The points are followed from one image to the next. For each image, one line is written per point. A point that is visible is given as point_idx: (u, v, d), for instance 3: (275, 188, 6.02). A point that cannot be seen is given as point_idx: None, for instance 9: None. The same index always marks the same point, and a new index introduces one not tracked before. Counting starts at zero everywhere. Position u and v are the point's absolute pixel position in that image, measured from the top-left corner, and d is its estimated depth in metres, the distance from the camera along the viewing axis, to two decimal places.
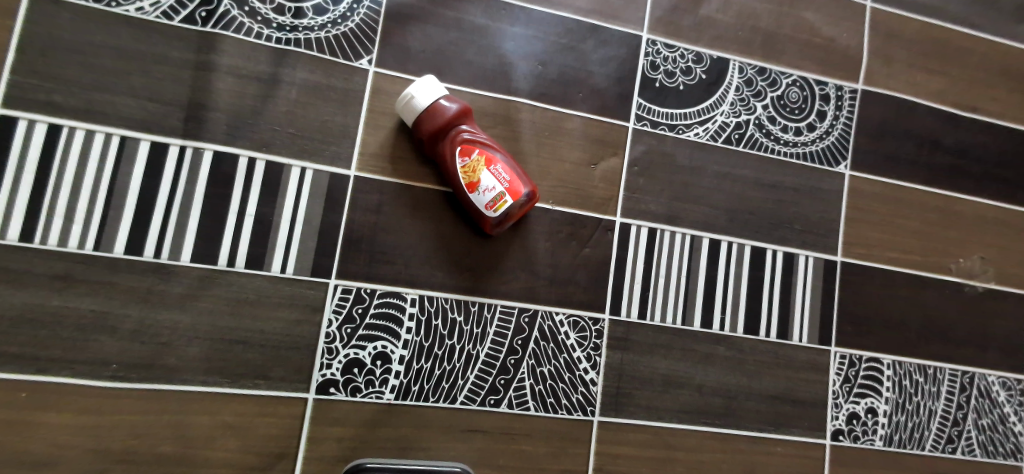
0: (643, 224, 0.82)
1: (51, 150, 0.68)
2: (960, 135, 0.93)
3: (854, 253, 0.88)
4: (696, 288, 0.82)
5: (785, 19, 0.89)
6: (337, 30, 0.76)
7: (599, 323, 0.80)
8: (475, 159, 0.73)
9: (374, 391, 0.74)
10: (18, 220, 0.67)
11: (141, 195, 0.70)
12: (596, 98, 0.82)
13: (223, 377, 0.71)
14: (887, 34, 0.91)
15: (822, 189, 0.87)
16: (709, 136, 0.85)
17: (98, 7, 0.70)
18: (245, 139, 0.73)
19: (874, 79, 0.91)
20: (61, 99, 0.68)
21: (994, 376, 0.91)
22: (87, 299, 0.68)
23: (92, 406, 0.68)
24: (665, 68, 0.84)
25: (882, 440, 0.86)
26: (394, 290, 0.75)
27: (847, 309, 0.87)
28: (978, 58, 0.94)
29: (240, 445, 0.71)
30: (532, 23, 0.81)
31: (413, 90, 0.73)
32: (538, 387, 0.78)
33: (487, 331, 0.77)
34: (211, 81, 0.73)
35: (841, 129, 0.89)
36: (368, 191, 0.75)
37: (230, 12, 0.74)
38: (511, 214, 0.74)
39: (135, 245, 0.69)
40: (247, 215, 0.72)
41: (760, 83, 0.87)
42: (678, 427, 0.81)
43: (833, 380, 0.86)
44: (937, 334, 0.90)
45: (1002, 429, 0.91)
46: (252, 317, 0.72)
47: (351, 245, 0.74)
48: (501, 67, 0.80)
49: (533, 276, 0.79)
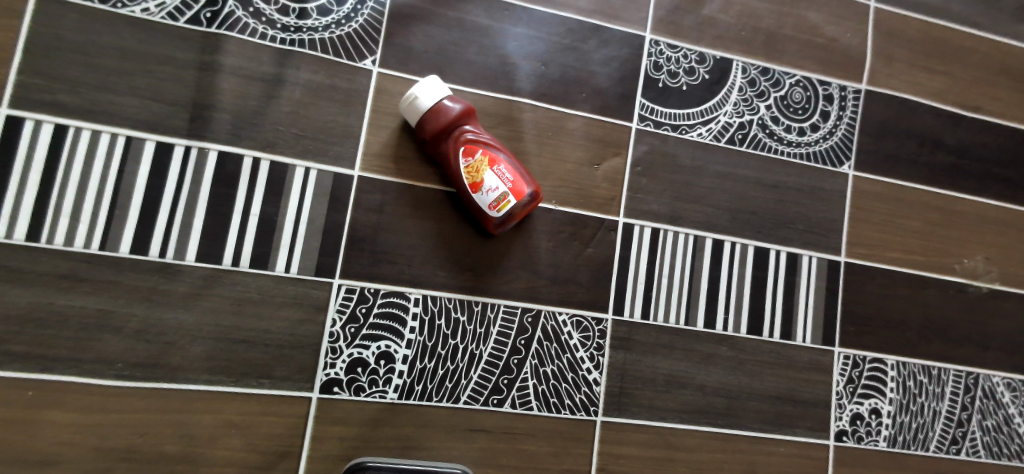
0: (645, 224, 0.82)
1: (57, 150, 0.68)
2: (963, 135, 0.93)
3: (858, 253, 0.88)
4: (698, 288, 0.82)
5: (788, 19, 0.89)
6: (340, 31, 0.76)
7: (602, 323, 0.80)
8: (478, 159, 0.74)
9: (377, 390, 0.75)
10: (24, 220, 0.67)
11: (146, 195, 0.70)
12: (599, 98, 0.82)
13: (227, 376, 0.71)
14: (891, 35, 0.91)
15: (826, 189, 0.87)
16: (712, 136, 0.85)
17: (104, 8, 0.71)
18: (249, 139, 0.73)
19: (878, 79, 0.91)
20: (68, 99, 0.69)
21: (998, 377, 0.91)
22: (92, 298, 0.68)
23: (97, 404, 0.68)
24: (668, 68, 0.84)
25: (886, 441, 0.86)
26: (397, 290, 0.76)
27: (850, 309, 0.87)
28: (982, 57, 0.94)
29: (244, 444, 0.71)
30: (535, 24, 0.81)
31: (416, 90, 0.73)
32: (541, 387, 0.78)
33: (490, 330, 0.77)
34: (216, 82, 0.73)
35: (844, 129, 0.89)
36: (371, 191, 0.76)
37: (235, 13, 0.74)
38: (514, 214, 0.74)
39: (140, 245, 0.70)
40: (251, 215, 0.72)
41: (763, 83, 0.87)
42: (681, 428, 0.81)
43: (837, 380, 0.86)
44: (941, 335, 0.89)
45: (1007, 430, 0.90)
46: (256, 317, 0.72)
47: (355, 244, 0.75)
48: (504, 67, 0.80)
49: (535, 275, 0.79)
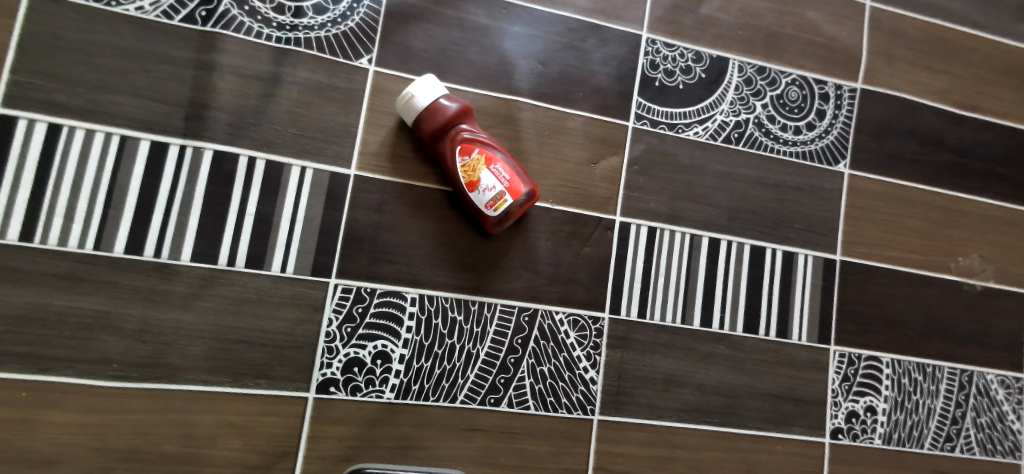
0: (643, 223, 0.82)
1: (51, 150, 0.68)
2: (960, 134, 0.93)
3: (854, 252, 0.88)
4: (695, 287, 0.83)
5: (785, 18, 0.89)
6: (337, 30, 0.76)
7: (599, 322, 0.80)
8: (475, 159, 0.74)
9: (374, 390, 0.75)
10: (18, 220, 0.67)
11: (141, 195, 0.70)
12: (596, 97, 0.82)
13: (225, 377, 0.71)
14: (887, 33, 0.91)
15: (822, 188, 0.88)
16: (709, 135, 0.85)
17: (98, 6, 0.70)
18: (246, 138, 0.73)
19: (874, 78, 0.91)
20: (62, 98, 0.68)
21: (993, 375, 0.91)
22: (88, 298, 0.68)
23: (95, 405, 0.68)
24: (665, 67, 0.84)
25: (881, 439, 0.87)
26: (394, 290, 0.76)
27: (846, 308, 0.87)
28: (979, 56, 0.94)
29: (242, 445, 0.71)
30: (533, 22, 0.81)
31: (413, 89, 0.73)
32: (538, 386, 0.78)
33: (487, 329, 0.78)
34: (212, 81, 0.73)
35: (840, 128, 0.89)
36: (369, 190, 0.75)
37: (231, 11, 0.74)
38: (511, 213, 0.74)
39: (137, 245, 0.69)
40: (248, 215, 0.72)
41: (759, 83, 0.87)
42: (678, 426, 0.81)
43: (833, 378, 0.86)
44: (936, 333, 0.90)
45: (1000, 427, 0.91)
46: (253, 317, 0.72)
47: (352, 243, 0.75)
48: (502, 67, 0.80)
49: (533, 275, 0.79)
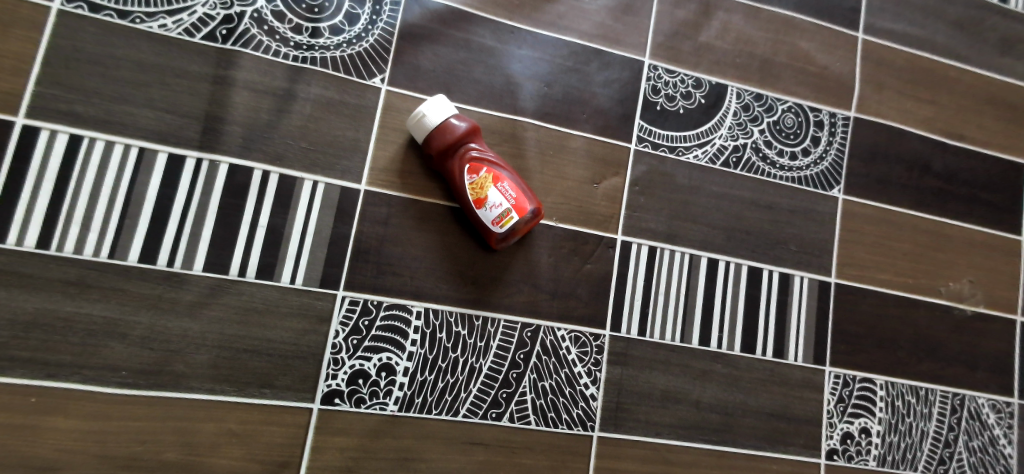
0: (643, 242, 0.84)
1: (70, 159, 0.70)
2: (948, 161, 0.96)
3: (848, 275, 0.90)
4: (694, 305, 0.84)
5: (780, 47, 0.93)
6: (352, 49, 0.78)
7: (600, 338, 0.82)
8: (482, 176, 0.75)
9: (377, 402, 0.75)
10: (35, 226, 0.68)
11: (157, 203, 0.71)
12: (599, 118, 0.85)
13: (230, 386, 0.72)
14: (878, 63, 0.95)
15: (816, 211, 0.90)
16: (708, 159, 0.88)
17: (121, 22, 0.73)
18: (260, 152, 0.75)
19: (865, 107, 0.94)
20: (85, 110, 0.70)
21: (983, 399, 0.93)
22: (99, 305, 0.69)
23: (99, 412, 0.68)
24: (665, 92, 0.87)
25: (876, 460, 0.88)
26: (400, 303, 0.77)
27: (841, 329, 0.89)
28: (965, 89, 0.98)
29: (244, 454, 0.71)
30: (539, 46, 0.84)
31: (424, 108, 0.75)
32: (539, 400, 0.79)
33: (490, 344, 0.79)
34: (230, 96, 0.75)
35: (834, 154, 0.92)
36: (377, 205, 0.77)
37: (250, 30, 0.76)
38: (516, 229, 0.76)
39: (148, 254, 0.71)
40: (258, 226, 0.74)
41: (756, 108, 0.90)
42: (676, 443, 0.82)
43: (828, 399, 0.87)
44: (928, 354, 0.92)
45: (992, 451, 0.92)
46: (260, 327, 0.73)
47: (359, 256, 0.76)
48: (508, 88, 0.83)
49: (535, 290, 0.81)
